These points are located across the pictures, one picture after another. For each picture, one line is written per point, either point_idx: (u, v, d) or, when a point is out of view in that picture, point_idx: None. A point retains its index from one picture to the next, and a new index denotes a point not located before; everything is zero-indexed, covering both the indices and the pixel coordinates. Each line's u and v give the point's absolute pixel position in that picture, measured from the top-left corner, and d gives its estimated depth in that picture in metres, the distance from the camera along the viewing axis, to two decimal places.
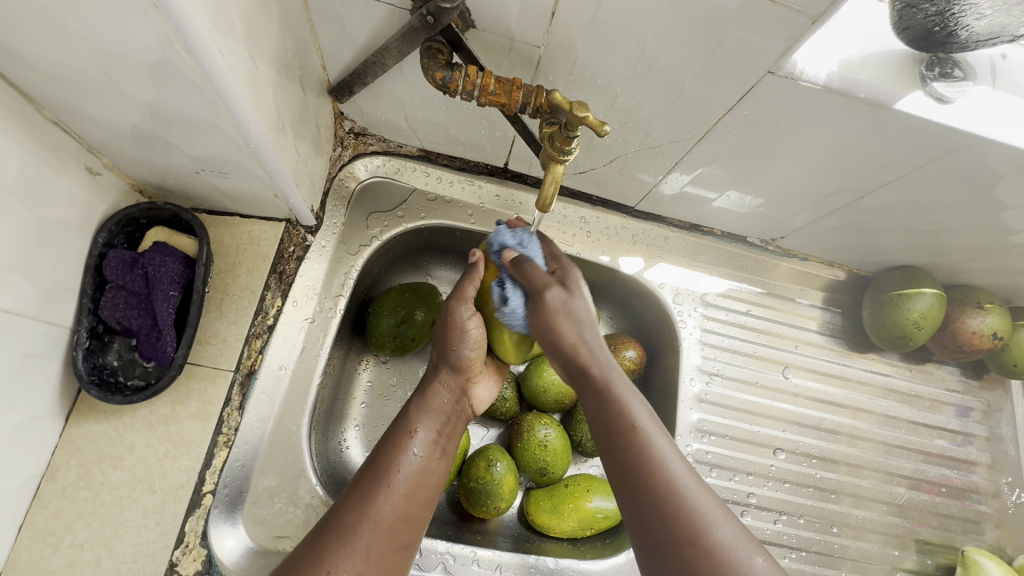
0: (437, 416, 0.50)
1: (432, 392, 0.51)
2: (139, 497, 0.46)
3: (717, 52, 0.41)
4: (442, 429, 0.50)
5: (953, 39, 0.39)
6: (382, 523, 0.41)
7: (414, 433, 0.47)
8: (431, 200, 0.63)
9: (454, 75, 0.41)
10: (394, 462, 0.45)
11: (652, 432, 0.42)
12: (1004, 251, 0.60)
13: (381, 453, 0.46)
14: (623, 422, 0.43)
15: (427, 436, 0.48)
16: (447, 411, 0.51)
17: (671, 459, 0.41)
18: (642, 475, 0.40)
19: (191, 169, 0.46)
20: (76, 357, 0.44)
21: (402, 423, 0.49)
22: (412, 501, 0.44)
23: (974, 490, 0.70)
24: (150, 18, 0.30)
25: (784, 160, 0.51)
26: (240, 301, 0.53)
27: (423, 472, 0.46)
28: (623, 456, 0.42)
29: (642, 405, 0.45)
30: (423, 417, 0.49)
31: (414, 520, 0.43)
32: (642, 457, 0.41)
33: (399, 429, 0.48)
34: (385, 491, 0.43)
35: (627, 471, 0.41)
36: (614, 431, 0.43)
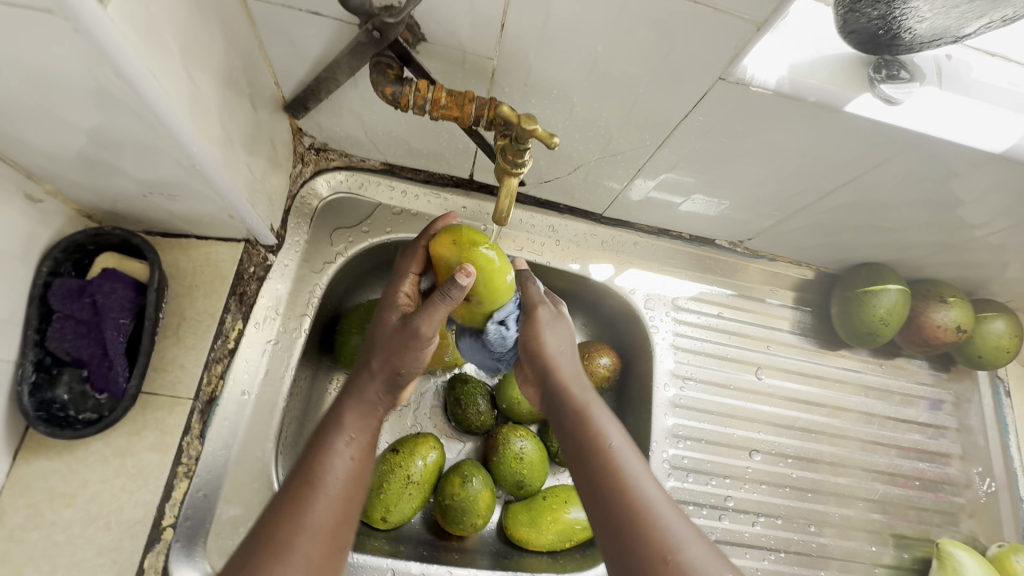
0: (369, 420, 0.46)
1: (365, 393, 0.46)
2: (95, 535, 0.44)
3: (669, 59, 0.41)
4: (374, 431, 0.46)
5: (898, 41, 0.40)
6: (321, 531, 0.38)
7: (345, 434, 0.44)
8: (397, 214, 0.63)
9: (405, 90, 0.40)
10: (324, 465, 0.41)
11: (625, 453, 0.43)
12: (962, 245, 0.61)
13: (307, 460, 0.42)
14: (598, 444, 0.43)
15: (360, 438, 0.44)
16: (380, 414, 0.47)
17: (642, 481, 0.41)
18: (617, 502, 0.40)
19: (140, 193, 0.45)
20: (21, 392, 0.42)
21: (332, 424, 0.44)
22: (348, 503, 0.41)
23: (948, 481, 0.71)
24: (72, 45, 0.28)
25: (743, 163, 0.52)
26: (198, 324, 0.51)
27: (358, 472, 0.43)
28: (596, 476, 0.42)
29: (619, 432, 0.45)
30: (356, 421, 0.45)
31: (352, 522, 0.41)
32: (613, 479, 0.41)
33: (328, 431, 0.44)
34: (320, 496, 0.39)
35: (597, 494, 0.41)
36: (584, 450, 0.44)
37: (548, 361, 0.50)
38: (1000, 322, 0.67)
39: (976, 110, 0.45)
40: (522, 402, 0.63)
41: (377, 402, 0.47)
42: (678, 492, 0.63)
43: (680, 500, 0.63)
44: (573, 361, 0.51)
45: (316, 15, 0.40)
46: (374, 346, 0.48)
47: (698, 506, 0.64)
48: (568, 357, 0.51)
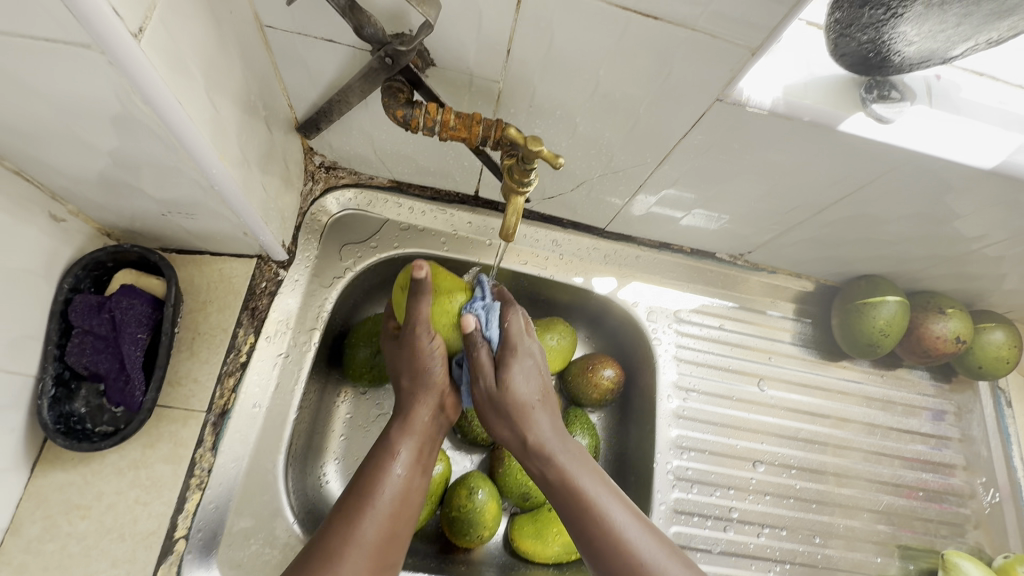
0: (416, 437, 0.49)
1: (412, 411, 0.50)
2: (109, 547, 0.45)
3: (668, 81, 0.42)
4: (423, 449, 0.49)
5: (888, 63, 0.42)
6: (368, 548, 0.42)
7: (394, 452, 0.47)
8: (404, 229, 0.64)
9: (415, 112, 0.42)
10: (375, 484, 0.45)
11: (613, 511, 0.44)
12: (958, 258, 0.62)
13: (362, 477, 0.45)
14: (585, 510, 0.44)
15: (407, 457, 0.47)
16: (425, 430, 0.50)
17: (634, 535, 0.43)
18: (615, 566, 0.42)
19: (158, 212, 0.46)
20: (41, 406, 0.44)
21: (382, 444, 0.48)
22: (397, 522, 0.44)
23: (952, 492, 0.71)
24: (106, 75, 0.29)
25: (741, 179, 0.53)
26: (212, 339, 0.53)
27: (406, 491, 0.46)
28: (591, 543, 0.43)
29: (600, 486, 0.45)
30: (403, 440, 0.48)
31: (399, 539, 0.44)
32: (610, 546, 0.42)
33: (380, 450, 0.48)
34: (369, 514, 0.43)
35: (596, 555, 0.43)
36: (574, 514, 0.45)
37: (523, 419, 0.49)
38: (998, 332, 0.68)
39: (965, 128, 0.47)
40: None
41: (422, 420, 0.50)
42: (682, 504, 0.64)
43: (684, 511, 0.63)
44: (549, 408, 0.50)
45: (331, 42, 0.42)
46: (405, 367, 0.51)
47: (703, 518, 0.64)
48: (540, 407, 0.49)
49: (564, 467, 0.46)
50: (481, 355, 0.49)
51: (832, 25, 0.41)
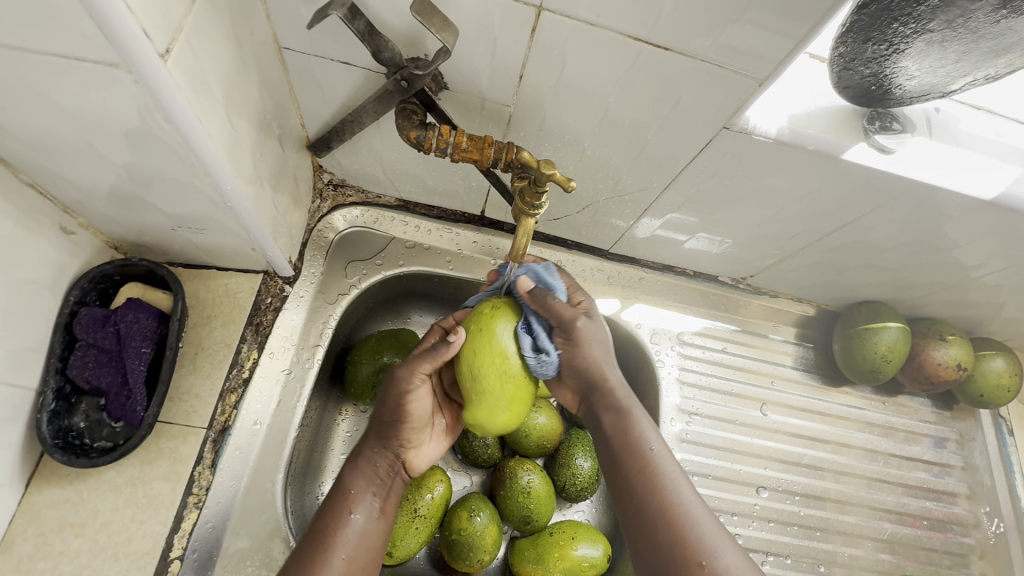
0: (374, 478, 0.48)
1: (367, 455, 0.49)
2: (102, 567, 0.44)
3: (677, 108, 0.43)
4: (381, 491, 0.48)
5: (889, 95, 0.43)
6: None
7: (351, 496, 0.46)
8: (410, 247, 0.65)
9: (429, 134, 0.43)
10: (332, 528, 0.44)
11: (662, 459, 0.44)
12: (957, 285, 0.63)
13: (321, 519, 0.45)
14: (635, 449, 0.45)
15: (365, 498, 0.47)
16: (384, 473, 0.49)
17: (679, 484, 0.42)
18: (653, 506, 0.41)
19: (168, 226, 0.46)
20: (40, 420, 0.43)
21: (338, 485, 0.48)
22: (356, 565, 0.44)
23: (956, 521, 0.70)
24: (130, 92, 0.30)
25: (745, 205, 0.54)
26: (215, 355, 0.52)
27: (365, 533, 0.45)
28: (633, 481, 0.43)
29: (657, 436, 0.46)
30: (359, 481, 0.47)
31: None
32: (651, 485, 0.42)
33: (336, 492, 0.47)
34: (327, 562, 0.42)
35: (634, 495, 0.43)
36: (624, 454, 0.45)
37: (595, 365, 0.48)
38: (999, 360, 0.68)
39: (964, 159, 0.48)
40: (529, 435, 0.63)
41: (378, 463, 0.49)
42: None
43: None
44: (613, 369, 0.49)
45: (347, 64, 0.43)
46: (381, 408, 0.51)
47: None
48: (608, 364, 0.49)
49: (621, 414, 0.47)
50: (555, 301, 0.47)
51: (836, 59, 0.41)
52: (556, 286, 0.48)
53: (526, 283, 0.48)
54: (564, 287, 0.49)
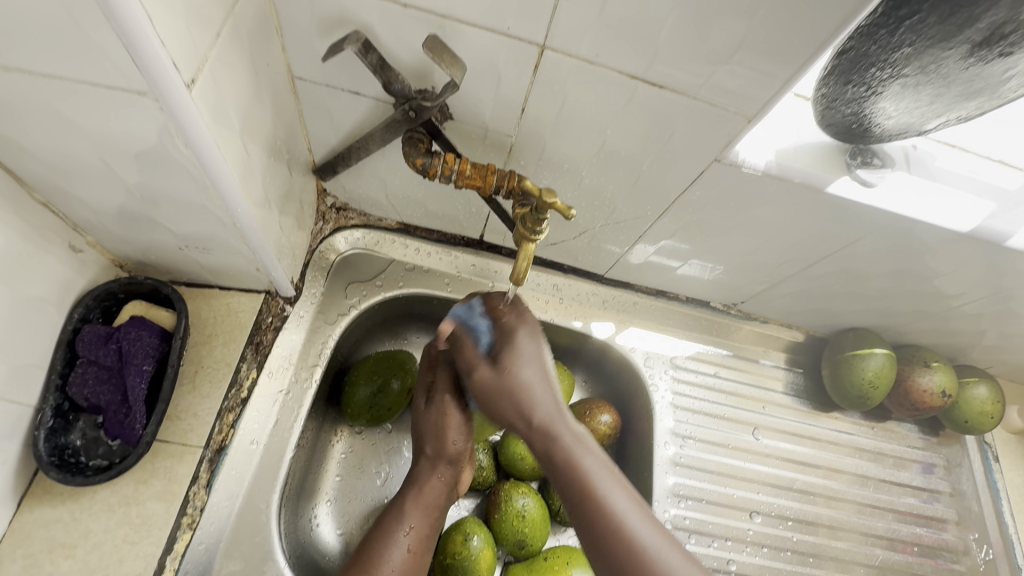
0: (426, 510, 0.53)
1: (425, 484, 0.55)
2: None
3: (670, 142, 0.45)
4: (432, 523, 0.53)
5: (869, 133, 0.46)
6: None
7: (403, 526, 0.51)
8: (410, 269, 0.66)
9: (434, 161, 0.44)
10: (382, 558, 0.49)
11: (610, 491, 0.44)
12: (940, 313, 0.65)
13: (367, 551, 0.50)
14: (581, 490, 0.44)
15: (417, 529, 0.52)
16: (436, 504, 0.54)
17: (633, 519, 0.43)
18: (610, 547, 0.42)
19: (175, 245, 0.47)
20: (38, 437, 0.43)
21: (390, 519, 0.52)
22: None
23: (945, 548, 0.70)
24: (154, 118, 0.31)
25: (736, 234, 0.56)
26: (214, 373, 0.53)
27: (412, 566, 0.50)
28: (592, 527, 0.43)
29: (596, 463, 0.46)
30: (413, 511, 0.53)
31: None
32: (605, 527, 0.43)
33: (390, 521, 0.52)
34: None
35: (595, 541, 0.43)
36: (573, 493, 0.45)
37: (528, 395, 0.48)
38: (982, 387, 0.70)
39: (941, 193, 0.50)
40: (524, 458, 0.64)
41: (432, 494, 0.55)
42: None
43: None
44: (546, 384, 0.49)
45: (356, 95, 0.45)
46: (429, 435, 0.57)
47: None
48: (544, 386, 0.49)
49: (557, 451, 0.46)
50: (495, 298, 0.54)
51: (820, 99, 0.44)
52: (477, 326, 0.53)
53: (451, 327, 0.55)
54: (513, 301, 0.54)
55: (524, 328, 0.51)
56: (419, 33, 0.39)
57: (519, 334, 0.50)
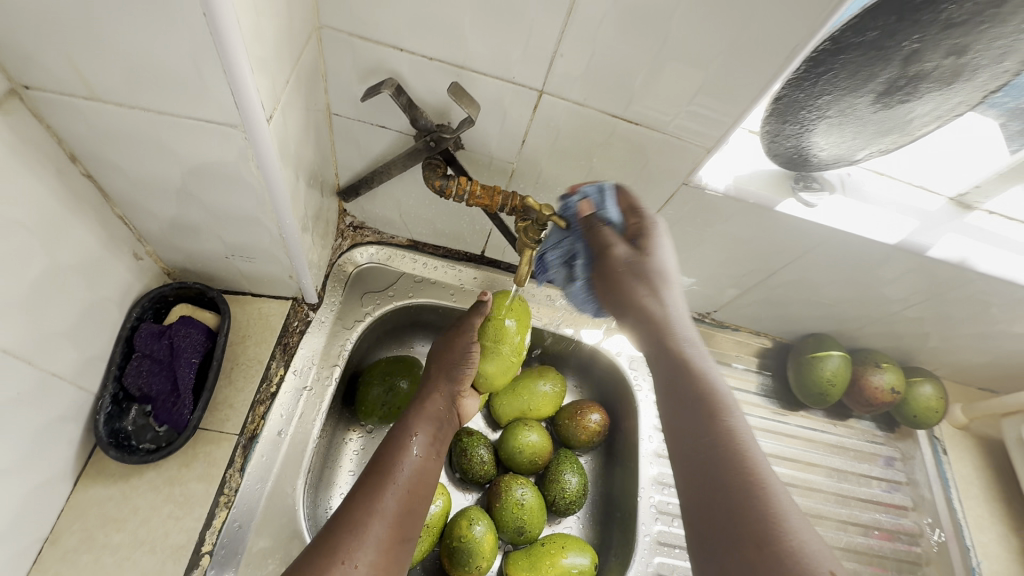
0: (429, 423, 0.60)
1: (429, 400, 0.62)
2: (141, 558, 0.49)
3: (646, 168, 0.55)
4: (435, 434, 0.60)
5: (809, 161, 0.55)
6: (389, 518, 0.50)
7: (413, 436, 0.57)
8: (418, 281, 0.73)
9: (449, 183, 0.52)
10: (395, 465, 0.54)
11: (732, 416, 0.40)
12: (885, 318, 0.74)
13: (383, 457, 0.55)
14: (702, 401, 0.42)
15: (423, 440, 0.58)
16: (437, 419, 0.61)
17: (752, 449, 0.38)
18: (716, 464, 0.38)
19: (222, 255, 0.54)
20: (98, 421, 0.49)
21: (401, 430, 0.58)
22: (413, 497, 0.53)
23: (904, 531, 0.76)
24: (235, 146, 0.39)
25: (705, 248, 0.65)
26: (248, 369, 0.59)
27: (422, 470, 0.55)
28: (700, 441, 0.40)
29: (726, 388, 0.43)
30: (419, 424, 0.59)
31: (416, 513, 0.52)
32: (717, 444, 0.39)
33: (400, 433, 0.58)
34: (389, 488, 0.52)
35: (699, 457, 0.39)
36: (691, 404, 0.42)
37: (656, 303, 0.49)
38: (928, 386, 0.78)
39: (871, 211, 0.60)
40: (522, 452, 0.70)
41: (434, 410, 0.61)
42: (664, 535, 0.70)
43: (666, 542, 0.70)
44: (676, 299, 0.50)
45: (384, 128, 0.53)
46: (438, 361, 0.65)
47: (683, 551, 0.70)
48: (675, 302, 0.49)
49: (687, 363, 0.44)
50: (604, 226, 0.52)
51: (765, 135, 0.53)
52: (611, 215, 0.52)
53: (587, 209, 0.53)
54: (619, 212, 0.52)
55: (645, 235, 0.51)
56: (442, 80, 0.48)
57: (652, 239, 0.51)
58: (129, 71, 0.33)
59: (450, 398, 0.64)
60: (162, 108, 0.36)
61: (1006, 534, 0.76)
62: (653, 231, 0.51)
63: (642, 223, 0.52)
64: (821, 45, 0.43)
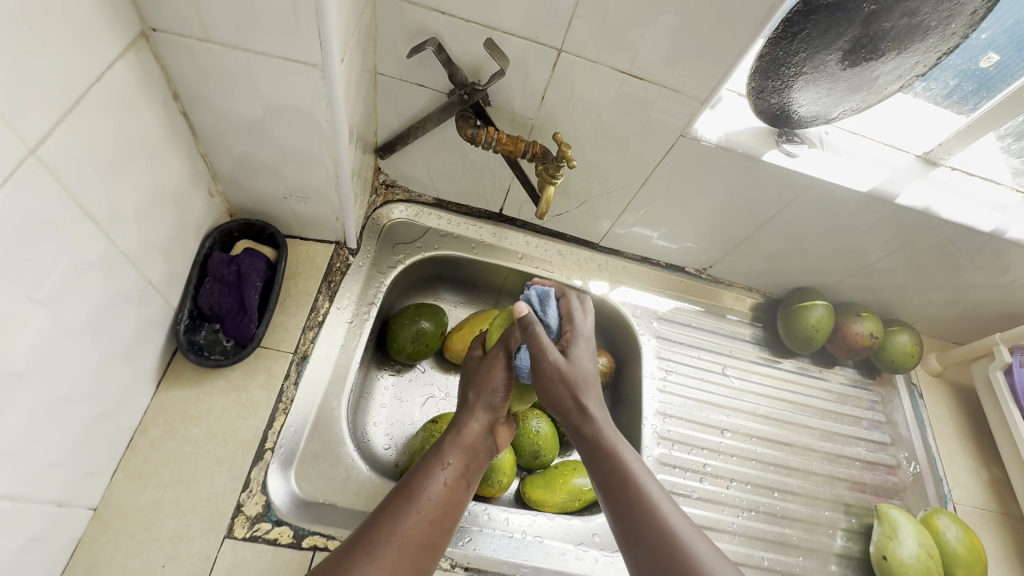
0: (465, 451, 0.55)
1: (466, 424, 0.56)
2: (215, 448, 0.56)
3: (647, 121, 0.63)
4: (469, 464, 0.54)
5: (790, 116, 0.64)
6: (405, 547, 0.47)
7: (445, 463, 0.53)
8: (443, 236, 0.82)
9: (479, 131, 0.61)
10: (421, 492, 0.50)
11: (647, 481, 0.52)
12: (864, 270, 0.82)
13: (412, 481, 0.52)
14: (622, 474, 0.52)
15: (454, 469, 0.53)
16: (473, 446, 0.55)
17: (666, 506, 0.51)
18: (643, 527, 0.49)
19: (281, 195, 0.63)
20: (178, 330, 0.57)
21: (435, 453, 0.54)
22: (433, 529, 0.49)
23: (883, 462, 0.83)
24: (314, 85, 0.47)
25: (701, 201, 0.74)
26: (299, 300, 0.68)
27: (447, 501, 0.51)
28: (630, 509, 0.50)
29: (634, 456, 0.53)
30: (454, 450, 0.54)
31: (434, 546, 0.49)
32: (643, 507, 0.50)
33: (432, 457, 0.53)
34: (411, 516, 0.49)
35: (631, 520, 0.50)
36: (614, 482, 0.52)
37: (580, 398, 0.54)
38: (904, 335, 0.86)
39: (847, 164, 0.68)
40: None
41: (473, 436, 0.56)
42: (666, 457, 0.77)
43: (669, 462, 0.76)
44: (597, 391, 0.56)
45: (422, 87, 0.62)
46: (475, 380, 0.59)
47: (683, 469, 0.76)
48: (593, 388, 0.56)
49: (606, 442, 0.54)
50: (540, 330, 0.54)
51: (752, 92, 0.62)
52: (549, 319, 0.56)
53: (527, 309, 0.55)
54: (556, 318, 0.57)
55: (574, 346, 0.56)
56: (475, 40, 0.56)
57: (579, 342, 0.56)
58: (241, 16, 0.42)
59: (488, 424, 0.57)
60: (262, 49, 0.44)
61: (977, 467, 0.84)
62: (579, 338, 0.57)
63: (573, 324, 0.57)
64: (793, 7, 0.53)
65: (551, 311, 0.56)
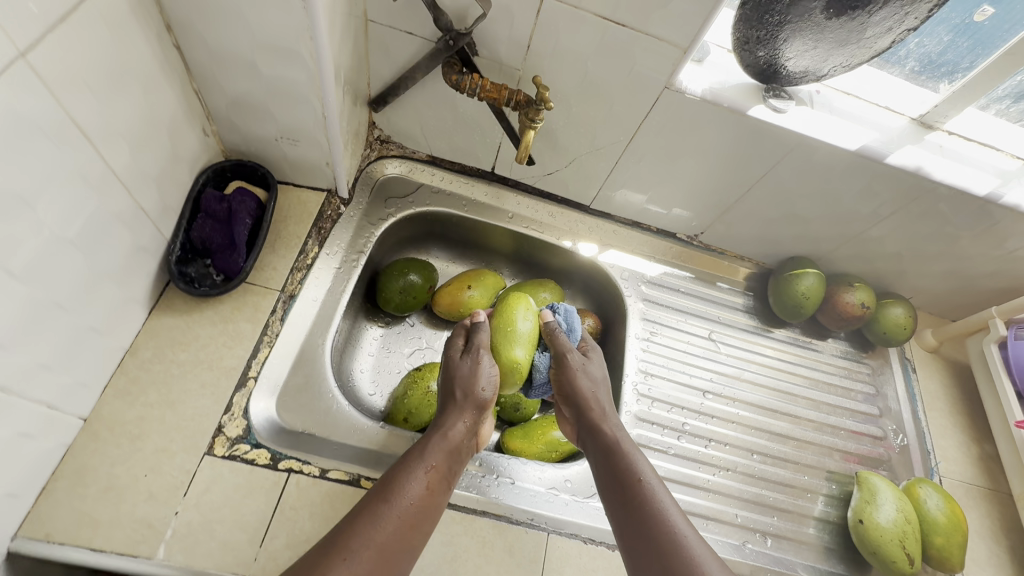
0: (444, 454, 0.55)
1: (450, 426, 0.57)
2: (201, 373, 0.59)
3: (632, 72, 0.63)
4: (447, 467, 0.54)
5: (778, 70, 0.63)
6: (382, 539, 0.46)
7: (425, 466, 0.52)
8: (435, 192, 0.83)
9: (464, 77, 0.62)
10: (400, 489, 0.49)
11: (654, 484, 0.54)
12: (857, 238, 0.81)
13: (393, 476, 0.51)
14: (630, 475, 0.55)
15: (430, 475, 0.52)
16: (453, 448, 0.56)
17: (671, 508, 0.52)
18: (647, 524, 0.50)
19: (273, 137, 0.65)
20: (170, 259, 0.60)
21: (414, 455, 0.53)
22: (413, 528, 0.48)
23: (869, 433, 0.83)
24: (296, 18, 0.49)
25: (688, 160, 0.74)
26: (289, 242, 0.70)
27: (425, 502, 0.50)
28: (635, 508, 0.52)
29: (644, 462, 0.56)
30: (432, 454, 0.54)
31: (411, 548, 0.48)
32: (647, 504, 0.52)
33: (414, 456, 0.53)
34: (391, 512, 0.47)
35: (635, 517, 0.51)
36: (623, 480, 0.55)
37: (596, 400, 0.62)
38: (898, 308, 0.84)
39: (836, 122, 0.68)
40: None
41: (453, 439, 0.56)
42: (645, 413, 0.77)
43: (647, 419, 0.77)
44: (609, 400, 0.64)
45: (410, 34, 0.64)
46: (457, 383, 0.59)
47: (661, 426, 0.77)
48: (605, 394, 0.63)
49: (618, 444, 0.58)
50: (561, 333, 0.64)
51: (738, 43, 0.62)
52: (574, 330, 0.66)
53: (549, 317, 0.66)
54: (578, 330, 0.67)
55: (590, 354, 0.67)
56: None
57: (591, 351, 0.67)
58: None
59: (472, 425, 0.58)
60: None
61: (967, 442, 0.82)
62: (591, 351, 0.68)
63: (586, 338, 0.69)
64: None
65: (573, 324, 0.67)
